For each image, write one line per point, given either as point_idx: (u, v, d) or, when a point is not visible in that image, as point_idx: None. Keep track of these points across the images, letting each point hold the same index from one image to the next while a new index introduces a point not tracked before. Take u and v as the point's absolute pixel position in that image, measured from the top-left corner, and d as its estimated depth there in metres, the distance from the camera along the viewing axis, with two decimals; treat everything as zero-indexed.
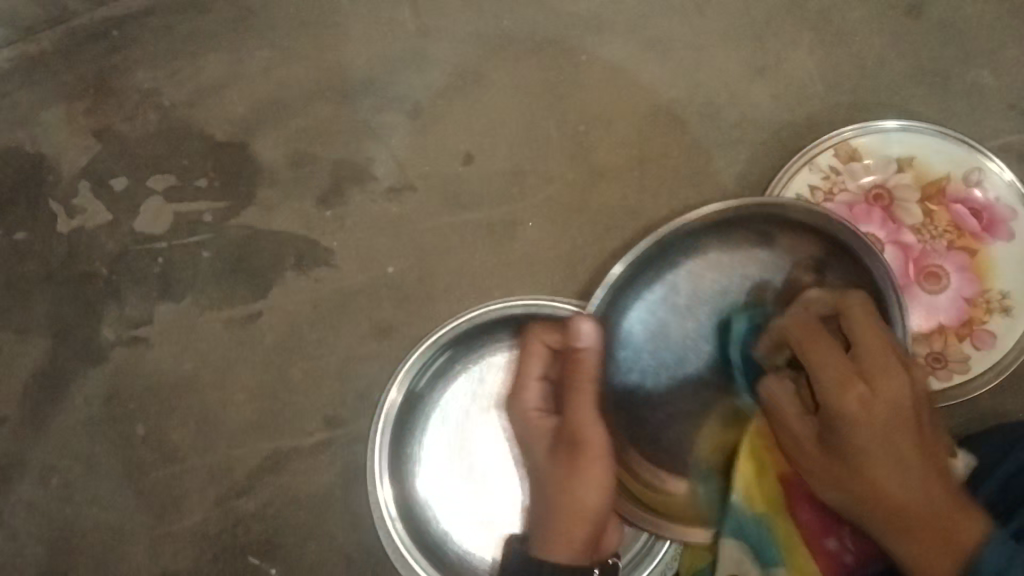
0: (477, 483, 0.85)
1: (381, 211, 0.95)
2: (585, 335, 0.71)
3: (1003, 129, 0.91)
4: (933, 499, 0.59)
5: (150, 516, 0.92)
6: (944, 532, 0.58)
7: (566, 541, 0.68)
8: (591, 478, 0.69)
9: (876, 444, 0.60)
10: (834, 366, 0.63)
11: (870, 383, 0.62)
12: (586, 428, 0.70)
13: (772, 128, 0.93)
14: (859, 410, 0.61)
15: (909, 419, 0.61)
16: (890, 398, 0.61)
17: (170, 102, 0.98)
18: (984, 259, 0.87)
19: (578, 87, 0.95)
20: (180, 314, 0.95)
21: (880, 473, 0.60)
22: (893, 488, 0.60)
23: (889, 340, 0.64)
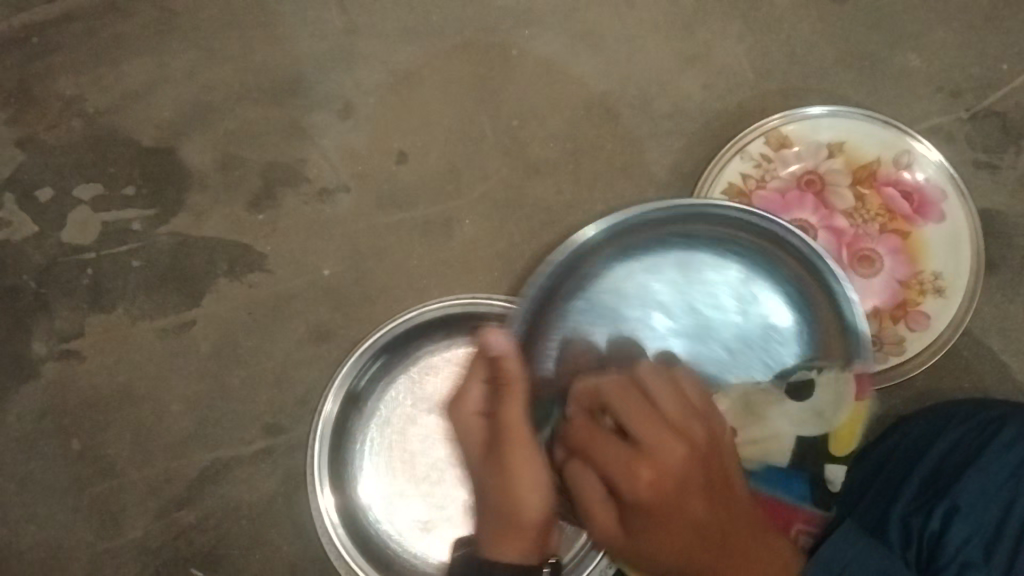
0: (415, 485, 0.85)
1: (315, 213, 0.93)
2: (495, 346, 0.68)
3: (932, 110, 0.92)
4: (708, 525, 0.55)
5: (90, 531, 0.90)
6: (719, 539, 0.55)
7: (517, 541, 0.66)
8: (533, 479, 0.66)
9: (685, 522, 0.54)
10: (650, 426, 0.54)
11: (638, 434, 0.54)
12: (513, 431, 0.67)
13: (704, 117, 0.93)
14: (652, 490, 0.53)
15: (702, 529, 0.54)
16: (671, 463, 0.53)
17: (94, 109, 0.95)
18: (916, 241, 0.87)
19: (509, 82, 0.94)
20: (112, 325, 0.93)
21: (634, 474, 0.54)
22: (693, 512, 0.54)
23: (652, 406, 0.56)
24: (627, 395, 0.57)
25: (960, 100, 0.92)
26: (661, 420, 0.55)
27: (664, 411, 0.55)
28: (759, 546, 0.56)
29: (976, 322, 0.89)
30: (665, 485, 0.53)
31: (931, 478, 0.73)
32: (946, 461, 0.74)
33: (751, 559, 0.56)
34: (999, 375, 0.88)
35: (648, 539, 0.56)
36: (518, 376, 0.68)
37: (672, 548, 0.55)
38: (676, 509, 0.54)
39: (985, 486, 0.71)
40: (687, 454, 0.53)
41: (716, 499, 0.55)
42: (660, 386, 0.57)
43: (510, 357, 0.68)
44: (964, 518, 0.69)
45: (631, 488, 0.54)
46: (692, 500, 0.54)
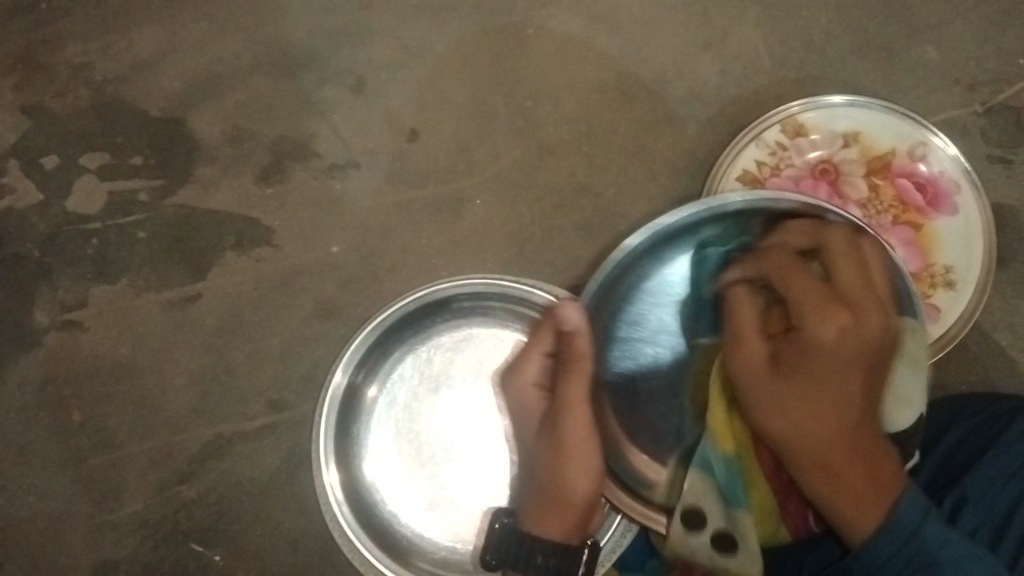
0: (431, 462, 0.84)
1: (324, 189, 0.92)
2: (569, 320, 0.69)
3: (948, 103, 0.92)
4: (861, 429, 0.61)
5: (91, 503, 0.89)
6: (864, 457, 0.59)
7: (559, 521, 0.71)
8: (578, 464, 0.70)
9: (835, 431, 0.60)
10: (819, 304, 0.63)
11: (839, 281, 0.65)
12: (573, 410, 0.71)
13: (719, 104, 0.92)
14: (836, 337, 0.62)
15: (842, 438, 0.60)
16: (828, 336, 0.62)
17: (102, 77, 0.94)
18: (929, 233, 0.87)
19: (523, 62, 0.93)
20: (116, 297, 0.92)
21: (785, 422, 0.61)
22: (824, 429, 0.60)
23: (862, 264, 0.65)
24: (859, 269, 0.65)
25: (976, 94, 0.92)
26: (843, 339, 0.62)
27: (869, 284, 0.65)
28: (886, 461, 0.59)
29: (986, 316, 0.89)
30: (841, 345, 0.62)
31: (940, 468, 0.74)
32: (954, 454, 0.75)
33: (879, 455, 0.60)
34: (1007, 369, 0.88)
35: (790, 409, 0.62)
36: (583, 354, 0.70)
37: (802, 391, 0.62)
38: (840, 381, 0.61)
39: (995, 476, 0.71)
40: (870, 335, 0.62)
41: (872, 354, 0.62)
42: (853, 259, 0.65)
43: (581, 334, 0.69)
44: (972, 510, 0.70)
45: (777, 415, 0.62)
46: (856, 377, 0.61)
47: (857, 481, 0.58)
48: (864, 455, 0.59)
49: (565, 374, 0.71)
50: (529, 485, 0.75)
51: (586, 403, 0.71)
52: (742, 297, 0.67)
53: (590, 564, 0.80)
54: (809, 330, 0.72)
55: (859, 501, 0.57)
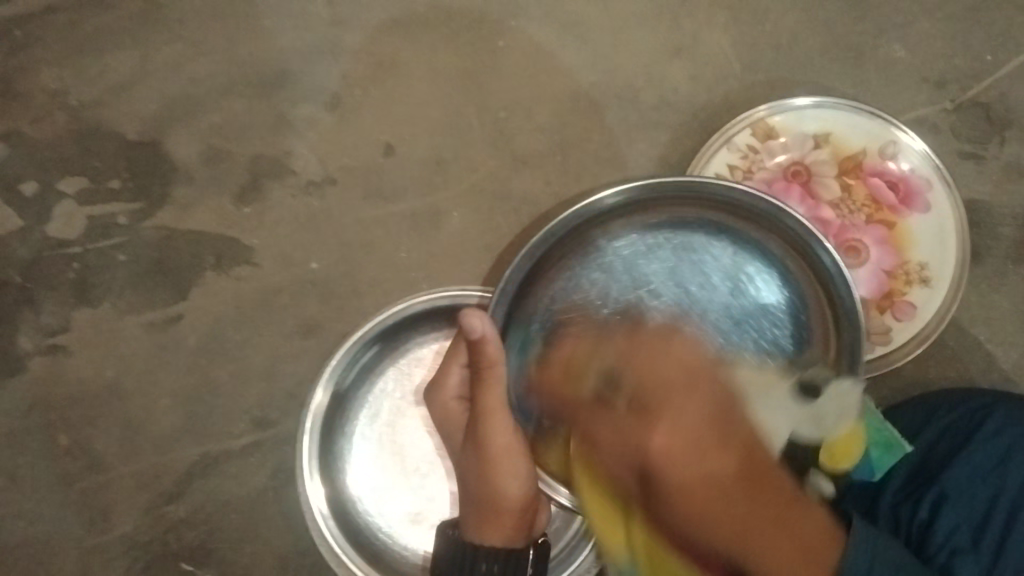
0: (401, 471, 0.85)
1: (302, 206, 0.93)
2: (476, 329, 0.67)
3: (918, 100, 0.92)
4: (758, 505, 0.51)
5: (80, 526, 0.90)
6: (776, 516, 0.52)
7: (495, 527, 0.72)
8: (514, 471, 0.72)
9: (718, 493, 0.50)
10: (668, 418, 0.53)
11: (649, 399, 0.55)
12: (493, 418, 0.71)
13: (691, 109, 0.93)
14: (668, 447, 0.52)
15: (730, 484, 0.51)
16: (682, 420, 0.53)
17: (77, 102, 0.95)
18: (902, 231, 0.88)
19: (495, 73, 0.94)
20: (99, 320, 0.92)
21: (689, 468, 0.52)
22: (711, 466, 0.51)
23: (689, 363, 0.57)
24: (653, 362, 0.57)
25: (945, 91, 0.92)
26: (690, 443, 0.52)
27: (669, 373, 0.56)
28: (792, 511, 0.53)
29: (962, 311, 0.90)
30: (686, 438, 0.52)
31: (920, 464, 0.75)
32: (932, 449, 0.76)
33: (790, 514, 0.52)
34: (984, 364, 0.89)
35: (700, 522, 0.51)
36: (497, 360, 0.70)
37: (696, 506, 0.51)
38: (722, 501, 0.50)
39: (973, 473, 0.72)
40: (700, 413, 0.53)
41: (734, 446, 0.53)
42: (658, 355, 0.57)
43: (491, 341, 0.69)
44: (952, 507, 0.71)
45: (671, 469, 0.52)
46: (736, 432, 0.54)
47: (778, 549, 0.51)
48: (774, 516, 0.52)
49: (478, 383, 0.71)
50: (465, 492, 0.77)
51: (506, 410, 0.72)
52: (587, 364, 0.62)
53: (576, 573, 0.82)
54: (750, 338, 0.75)
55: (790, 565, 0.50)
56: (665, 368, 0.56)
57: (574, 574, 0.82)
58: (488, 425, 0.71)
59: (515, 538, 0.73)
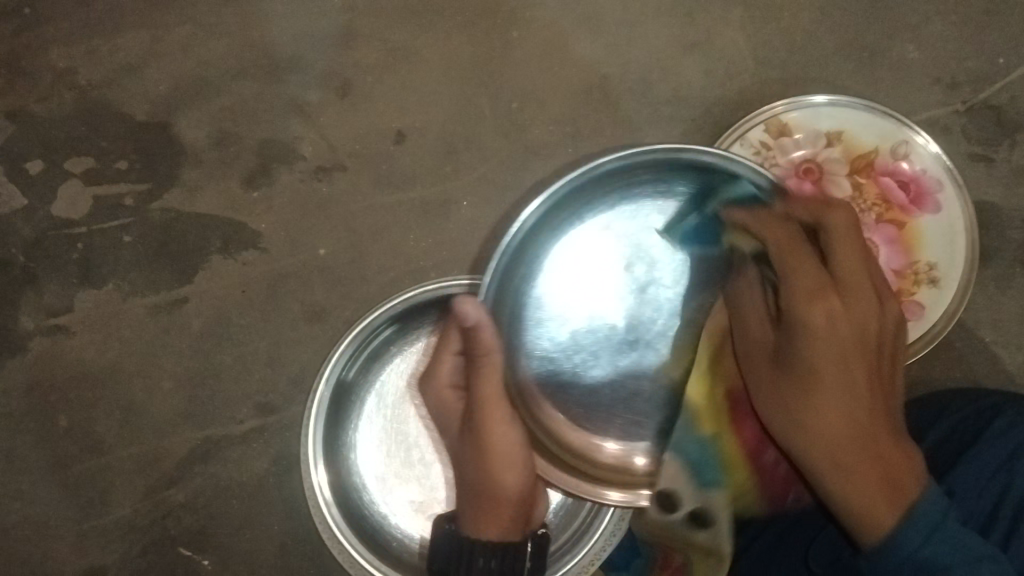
0: (398, 450, 0.85)
1: (311, 192, 0.92)
2: (469, 317, 0.66)
3: (930, 102, 0.92)
4: (879, 425, 0.63)
5: (77, 509, 0.89)
6: (874, 446, 0.62)
7: (495, 521, 0.73)
8: (508, 463, 0.72)
9: (850, 420, 0.63)
10: (802, 269, 0.65)
11: (804, 285, 0.65)
12: (491, 403, 0.71)
13: (703, 104, 0.93)
14: (811, 351, 0.65)
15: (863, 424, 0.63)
16: (841, 318, 0.65)
17: (86, 82, 0.94)
18: (912, 231, 0.88)
19: (509, 63, 0.93)
20: (102, 301, 0.91)
21: (823, 416, 0.63)
22: (839, 402, 0.63)
23: (861, 258, 0.67)
24: (866, 312, 0.66)
25: (957, 93, 0.93)
26: (856, 267, 0.66)
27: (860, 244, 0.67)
28: (894, 449, 0.62)
29: (970, 313, 0.90)
30: (840, 333, 0.64)
31: (926, 465, 0.75)
32: (941, 450, 0.76)
33: (898, 444, 0.62)
34: (990, 366, 0.89)
35: (800, 397, 0.65)
36: (491, 347, 0.69)
37: (819, 377, 0.64)
38: (847, 382, 0.64)
39: (978, 473, 0.71)
40: (857, 325, 0.65)
41: (878, 339, 0.66)
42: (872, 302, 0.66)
43: (486, 329, 0.68)
44: (958, 506, 0.70)
45: (802, 344, 0.65)
46: (873, 343, 0.66)
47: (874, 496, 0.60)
48: (876, 450, 0.61)
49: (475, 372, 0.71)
50: (463, 485, 0.77)
51: (503, 402, 0.71)
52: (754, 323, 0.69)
53: (579, 564, 0.81)
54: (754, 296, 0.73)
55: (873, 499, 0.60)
56: (811, 270, 0.65)
57: (576, 565, 0.81)
58: (485, 417, 0.71)
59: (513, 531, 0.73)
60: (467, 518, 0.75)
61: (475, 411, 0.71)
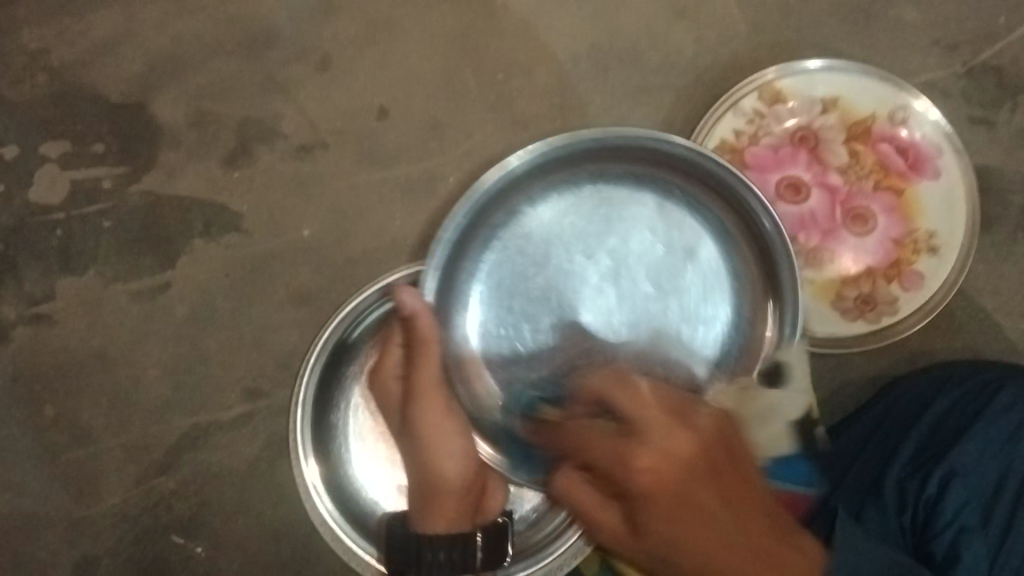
0: (386, 438, 0.83)
1: (292, 171, 0.90)
2: (406, 304, 0.72)
3: (928, 64, 0.90)
4: (727, 532, 0.54)
5: (67, 500, 0.88)
6: (770, 527, 0.55)
7: (440, 510, 0.76)
8: (449, 451, 0.75)
9: (684, 484, 0.56)
10: (628, 453, 0.58)
11: (634, 425, 0.60)
12: (427, 395, 0.75)
13: (695, 72, 0.90)
14: (651, 478, 0.56)
15: (682, 477, 0.56)
16: (669, 447, 0.57)
17: (59, 63, 0.91)
18: (911, 199, 0.85)
19: (493, 34, 0.90)
20: (84, 288, 0.90)
21: (687, 538, 0.55)
22: (720, 536, 0.54)
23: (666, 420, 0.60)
24: (660, 463, 0.56)
25: (958, 53, 0.90)
26: (632, 438, 0.59)
27: (647, 416, 0.60)
28: (794, 552, 0.54)
29: (971, 281, 0.88)
30: (663, 474, 0.56)
31: (931, 436, 0.73)
32: (942, 422, 0.73)
33: (782, 548, 0.54)
34: (991, 335, 0.87)
35: (676, 533, 0.55)
36: (429, 336, 0.74)
37: (670, 515, 0.56)
38: (696, 511, 0.55)
39: (980, 451, 0.71)
40: (683, 458, 0.57)
41: (699, 461, 0.57)
42: (673, 433, 0.58)
43: (423, 315, 0.73)
44: (961, 485, 0.69)
45: (632, 480, 0.57)
46: (716, 455, 0.58)
47: (752, 565, 0.53)
48: (772, 547, 0.54)
49: (415, 359, 0.75)
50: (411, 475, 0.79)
51: (441, 389, 0.75)
52: (597, 441, 0.61)
53: (574, 545, 0.79)
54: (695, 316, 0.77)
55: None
56: (608, 450, 0.60)
57: (571, 546, 0.79)
58: (425, 402, 0.74)
59: (461, 519, 0.76)
60: (416, 509, 0.77)
61: (416, 401, 0.75)
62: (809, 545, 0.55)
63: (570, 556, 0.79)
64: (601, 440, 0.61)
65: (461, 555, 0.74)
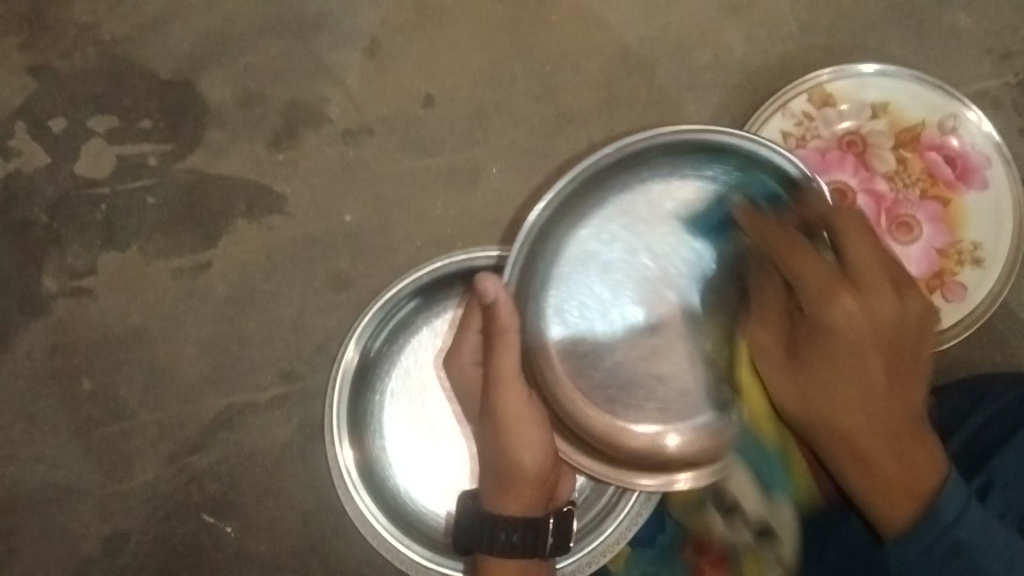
0: (423, 427, 0.83)
1: (337, 155, 0.90)
2: (489, 292, 0.68)
3: (980, 73, 0.89)
4: (898, 419, 0.61)
5: (101, 473, 0.89)
6: (898, 450, 0.60)
7: (516, 496, 0.72)
8: (528, 438, 0.71)
9: (885, 408, 0.61)
10: (817, 275, 0.64)
11: (857, 275, 0.64)
12: (506, 382, 0.70)
13: (744, 72, 0.90)
14: (845, 321, 0.62)
15: (867, 340, 0.62)
16: (876, 310, 0.62)
17: (110, 38, 0.92)
18: (957, 209, 0.85)
19: (542, 26, 0.90)
20: (125, 263, 0.90)
21: (834, 407, 0.62)
22: (873, 417, 0.61)
23: (875, 255, 0.64)
24: (852, 317, 0.62)
25: (1010, 64, 0.89)
26: (844, 281, 0.64)
27: (879, 272, 0.64)
28: (925, 457, 0.59)
29: (1014, 296, 0.87)
30: (856, 322, 0.62)
31: (965, 452, 0.72)
32: (979, 435, 0.72)
33: (924, 442, 0.60)
34: None
35: (863, 462, 0.60)
36: (508, 324, 0.69)
37: (841, 364, 0.62)
38: (869, 381, 0.62)
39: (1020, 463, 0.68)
40: (875, 322, 0.62)
41: (904, 331, 0.63)
42: (861, 318, 0.62)
43: (505, 304, 0.69)
44: (996, 498, 0.67)
45: (839, 317, 0.63)
46: (907, 333, 0.63)
47: (886, 466, 0.59)
48: (898, 450, 0.60)
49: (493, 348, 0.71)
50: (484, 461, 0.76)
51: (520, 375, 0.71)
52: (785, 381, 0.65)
53: (606, 542, 0.80)
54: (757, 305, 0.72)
55: (892, 492, 0.59)
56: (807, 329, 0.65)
57: (603, 544, 0.80)
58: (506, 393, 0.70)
59: (534, 506, 0.73)
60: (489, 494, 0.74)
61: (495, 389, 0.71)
62: (931, 445, 0.60)
63: (599, 554, 0.80)
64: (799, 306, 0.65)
65: (526, 540, 0.72)
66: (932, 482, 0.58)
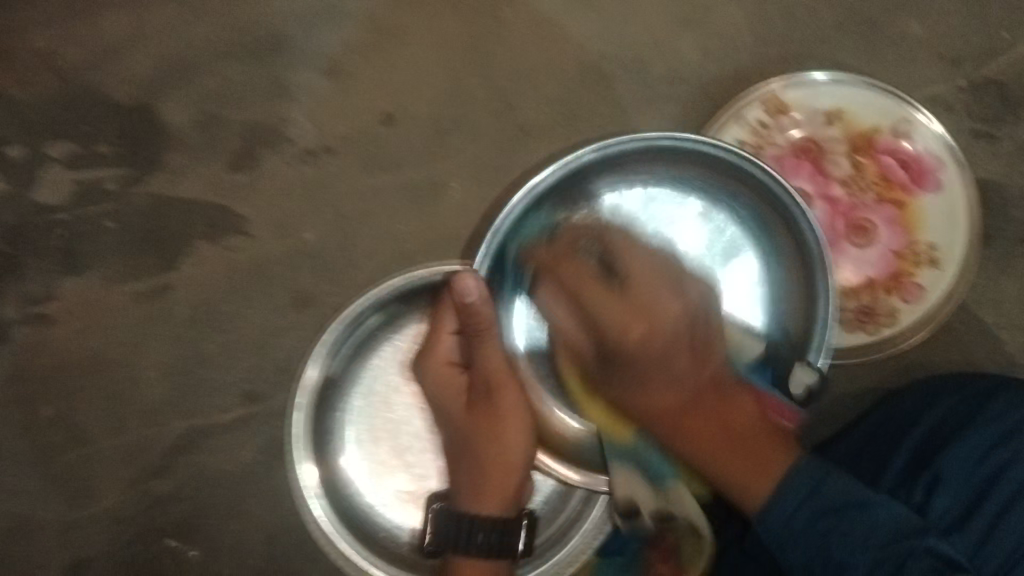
0: (382, 443, 0.83)
1: (297, 175, 0.90)
2: (470, 292, 0.69)
3: (932, 79, 0.90)
4: (725, 420, 0.70)
5: (63, 500, 0.88)
6: (721, 425, 0.69)
7: (495, 493, 0.74)
8: (514, 434, 0.74)
9: (699, 403, 0.70)
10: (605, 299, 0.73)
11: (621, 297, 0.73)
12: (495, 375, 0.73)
13: (699, 83, 0.91)
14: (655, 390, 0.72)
15: (668, 352, 0.72)
16: (664, 311, 0.72)
17: (67, 63, 0.91)
18: (913, 211, 0.85)
19: (498, 42, 0.91)
20: (85, 288, 0.90)
21: (645, 397, 0.73)
22: (668, 401, 0.72)
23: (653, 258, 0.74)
24: (661, 339, 0.72)
25: (961, 69, 0.90)
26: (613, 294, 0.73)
27: (657, 314, 0.72)
28: (745, 425, 0.69)
29: (972, 297, 0.88)
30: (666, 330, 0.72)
31: (919, 451, 0.71)
32: (933, 434, 0.72)
33: (763, 438, 0.68)
34: (991, 350, 0.87)
35: (691, 443, 0.70)
36: (489, 323, 0.71)
37: (665, 412, 0.72)
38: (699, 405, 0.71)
39: (972, 457, 0.69)
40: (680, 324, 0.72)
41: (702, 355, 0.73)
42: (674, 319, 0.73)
43: (484, 304, 0.70)
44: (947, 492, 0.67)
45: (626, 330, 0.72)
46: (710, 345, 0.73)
47: (742, 463, 0.66)
48: (762, 435, 0.68)
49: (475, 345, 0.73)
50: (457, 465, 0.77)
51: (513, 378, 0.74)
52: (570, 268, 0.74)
53: (570, 552, 0.81)
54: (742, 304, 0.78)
55: (746, 476, 0.65)
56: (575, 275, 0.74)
57: (568, 555, 0.81)
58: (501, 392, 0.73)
59: (510, 503, 0.75)
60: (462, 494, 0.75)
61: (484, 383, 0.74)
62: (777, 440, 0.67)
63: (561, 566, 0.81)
64: (572, 279, 0.74)
65: (501, 539, 0.74)
66: (770, 470, 0.64)
